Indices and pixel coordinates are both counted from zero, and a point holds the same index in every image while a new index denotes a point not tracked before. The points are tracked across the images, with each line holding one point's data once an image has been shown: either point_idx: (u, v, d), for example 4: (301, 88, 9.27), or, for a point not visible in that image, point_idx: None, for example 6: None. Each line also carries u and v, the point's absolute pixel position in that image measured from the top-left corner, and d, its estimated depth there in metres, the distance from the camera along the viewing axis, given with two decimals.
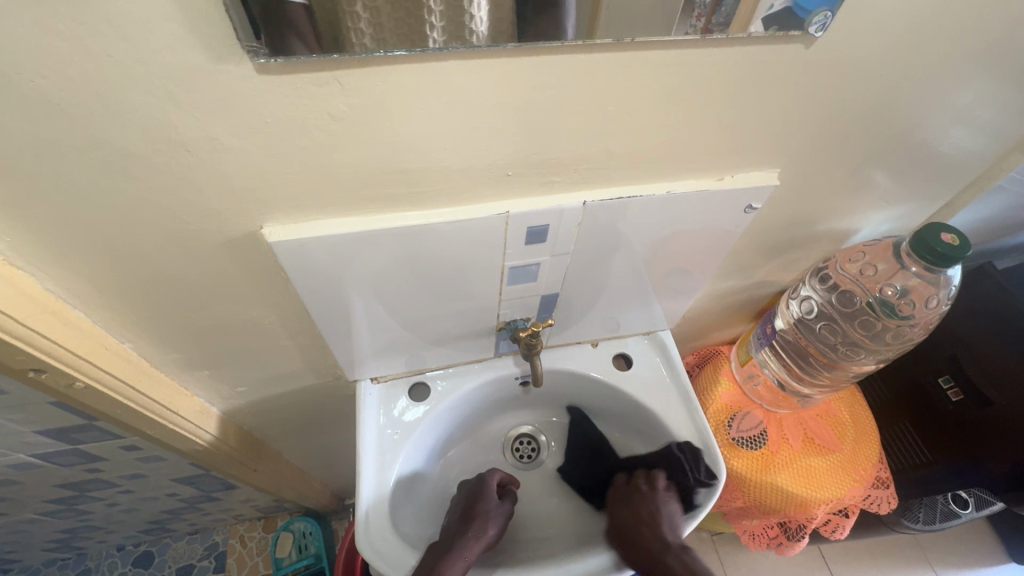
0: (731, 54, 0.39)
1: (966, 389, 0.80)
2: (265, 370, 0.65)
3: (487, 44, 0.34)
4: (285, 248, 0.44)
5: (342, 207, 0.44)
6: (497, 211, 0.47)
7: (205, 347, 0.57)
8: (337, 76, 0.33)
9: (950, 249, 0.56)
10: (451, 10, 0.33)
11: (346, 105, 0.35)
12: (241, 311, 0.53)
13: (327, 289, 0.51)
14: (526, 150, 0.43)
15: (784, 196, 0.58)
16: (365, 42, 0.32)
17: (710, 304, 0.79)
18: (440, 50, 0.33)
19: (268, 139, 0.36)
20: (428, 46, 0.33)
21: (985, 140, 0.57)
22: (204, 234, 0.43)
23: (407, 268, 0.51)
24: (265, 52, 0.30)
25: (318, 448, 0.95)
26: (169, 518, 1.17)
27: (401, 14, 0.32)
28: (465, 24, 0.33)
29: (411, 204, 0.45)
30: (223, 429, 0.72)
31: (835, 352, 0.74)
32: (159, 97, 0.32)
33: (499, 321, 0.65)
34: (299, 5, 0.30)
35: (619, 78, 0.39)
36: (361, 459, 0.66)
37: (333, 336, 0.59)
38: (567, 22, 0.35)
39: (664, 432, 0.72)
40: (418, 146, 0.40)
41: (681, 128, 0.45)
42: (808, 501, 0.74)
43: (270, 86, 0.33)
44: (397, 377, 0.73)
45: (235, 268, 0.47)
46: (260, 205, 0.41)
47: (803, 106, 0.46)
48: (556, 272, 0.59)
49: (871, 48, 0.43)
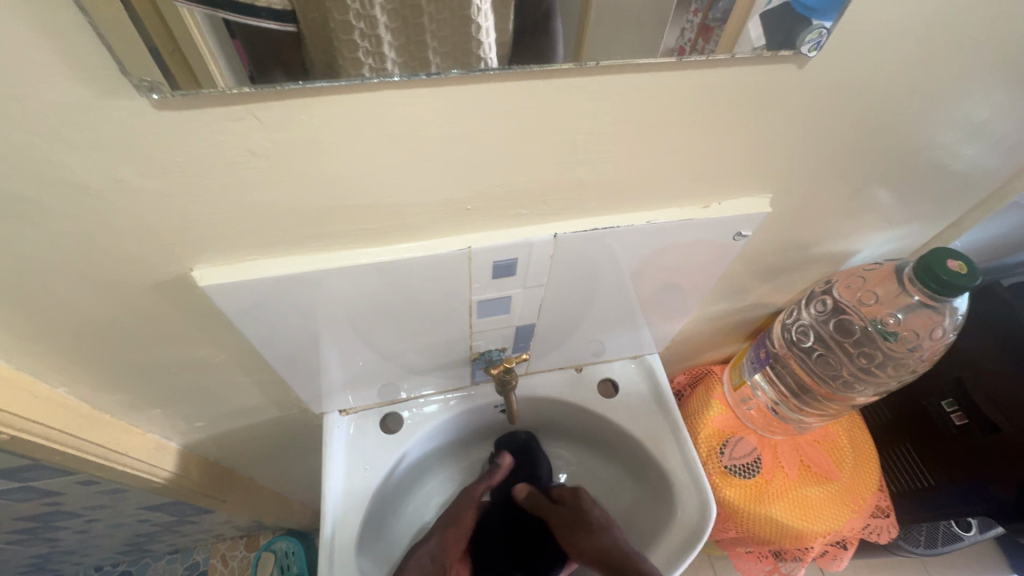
0: (716, 76, 0.35)
1: (970, 414, 0.76)
2: (223, 406, 0.60)
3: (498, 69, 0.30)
4: (219, 292, 0.39)
5: (281, 246, 0.39)
6: (459, 246, 0.43)
7: (152, 387, 0.53)
8: (253, 110, 0.29)
9: (958, 277, 0.52)
10: (456, 32, 0.29)
11: (270, 140, 0.31)
12: (185, 352, 0.48)
13: (276, 329, 0.46)
14: (488, 183, 0.39)
15: (777, 219, 0.54)
16: (361, 70, 0.29)
17: (702, 326, 0.74)
18: (438, 75, 0.30)
19: (183, 178, 0.32)
20: (428, 71, 0.30)
21: (993, 159, 0.53)
22: (127, 277, 0.38)
23: (365, 305, 0.47)
24: (240, 84, 0.27)
25: (293, 473, 0.91)
26: (147, 540, 1.13)
27: (403, 41, 0.29)
28: (472, 49, 0.30)
29: (360, 241, 0.41)
30: (183, 463, 0.68)
31: (834, 382, 0.70)
32: (44, 137, 0.27)
33: (473, 352, 0.61)
34: (287, 31, 0.27)
35: (590, 105, 0.35)
36: (327, 497, 0.61)
37: (292, 374, 0.54)
38: (555, 44, 0.30)
39: (654, 465, 0.68)
40: (362, 181, 0.35)
41: (661, 155, 0.41)
42: (804, 533, 0.70)
43: (175, 123, 0.29)
44: (369, 408, 0.69)
45: (171, 311, 0.43)
46: (187, 246, 0.37)
47: (796, 127, 0.42)
48: (530, 303, 0.55)
49: (872, 67, 0.38)
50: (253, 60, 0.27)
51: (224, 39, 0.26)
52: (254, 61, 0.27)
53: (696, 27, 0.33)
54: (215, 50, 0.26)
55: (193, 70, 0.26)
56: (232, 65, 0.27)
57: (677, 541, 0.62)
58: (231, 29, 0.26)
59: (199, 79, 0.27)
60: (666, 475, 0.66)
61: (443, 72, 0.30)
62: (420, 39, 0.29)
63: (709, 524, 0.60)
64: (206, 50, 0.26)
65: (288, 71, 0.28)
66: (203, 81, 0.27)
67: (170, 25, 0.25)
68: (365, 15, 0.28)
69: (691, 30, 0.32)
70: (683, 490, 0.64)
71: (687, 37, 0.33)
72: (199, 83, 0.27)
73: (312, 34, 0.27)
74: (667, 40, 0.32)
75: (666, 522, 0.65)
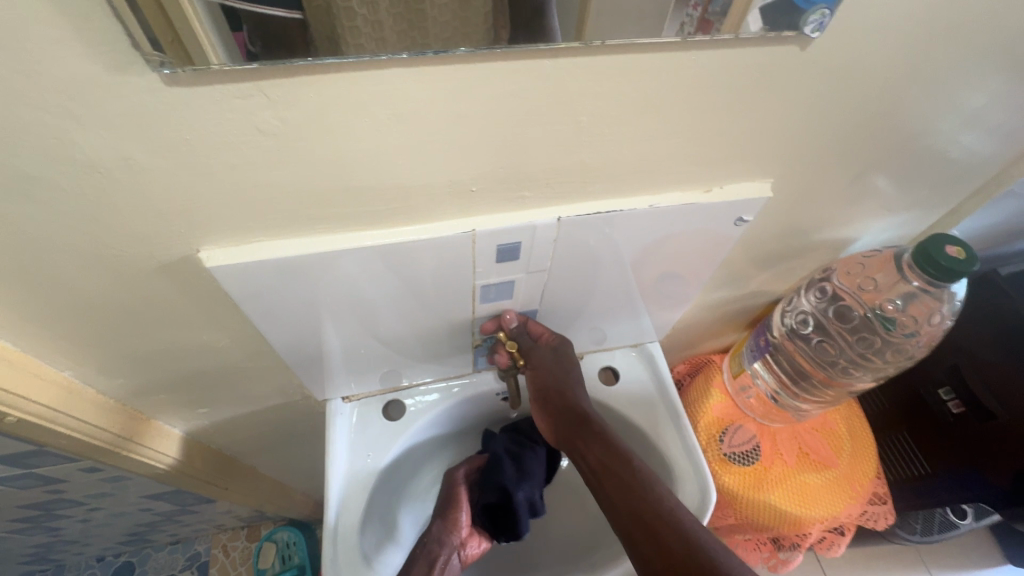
0: (717, 58, 0.35)
1: (967, 402, 0.77)
2: (227, 392, 0.61)
3: (497, 46, 0.31)
4: (224, 273, 0.40)
5: (286, 228, 0.40)
6: (462, 229, 0.43)
7: (156, 371, 0.53)
8: (262, 87, 0.29)
9: (956, 263, 0.52)
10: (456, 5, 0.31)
11: (278, 119, 0.31)
12: (190, 335, 0.49)
13: (281, 313, 0.47)
14: (492, 165, 0.39)
15: (779, 205, 0.54)
16: (363, 49, 0.29)
17: (702, 314, 0.75)
18: (443, 53, 0.30)
19: (191, 157, 0.32)
20: (430, 48, 0.30)
21: (991, 147, 0.53)
22: (134, 259, 0.38)
23: (370, 289, 0.47)
24: (233, 61, 0.27)
25: (294, 462, 0.91)
26: (148, 530, 1.13)
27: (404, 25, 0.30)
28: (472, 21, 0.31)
29: (365, 224, 0.41)
30: (186, 449, 0.68)
31: (833, 369, 0.70)
32: (55, 113, 0.28)
33: (475, 338, 0.62)
34: (293, 20, 0.28)
35: (594, 86, 0.35)
36: (330, 486, 0.62)
37: (295, 359, 0.55)
38: (553, 23, 0.31)
39: (655, 452, 0.69)
40: (368, 162, 0.36)
41: (664, 138, 0.41)
42: (802, 519, 0.71)
43: (184, 100, 0.29)
44: (371, 395, 0.69)
45: (176, 293, 0.43)
46: (194, 226, 0.37)
47: (797, 113, 0.42)
48: (533, 289, 0.55)
49: (874, 50, 0.39)
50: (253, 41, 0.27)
51: (224, 32, 0.27)
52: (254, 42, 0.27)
53: (695, 22, 0.33)
54: (210, 31, 0.27)
55: (186, 47, 0.26)
56: (227, 45, 0.27)
57: None
58: (232, 14, 0.27)
59: (192, 57, 0.27)
60: (667, 462, 0.67)
61: (444, 50, 0.30)
62: (422, 23, 0.30)
63: (709, 510, 0.61)
64: (201, 31, 0.26)
65: (290, 50, 0.28)
66: (196, 58, 0.27)
67: (168, 7, 0.25)
68: (368, 2, 0.29)
69: (691, 24, 0.33)
70: (684, 478, 0.65)
71: (687, 31, 0.33)
72: (192, 60, 0.27)
73: (316, 21, 0.28)
74: (668, 32, 0.33)
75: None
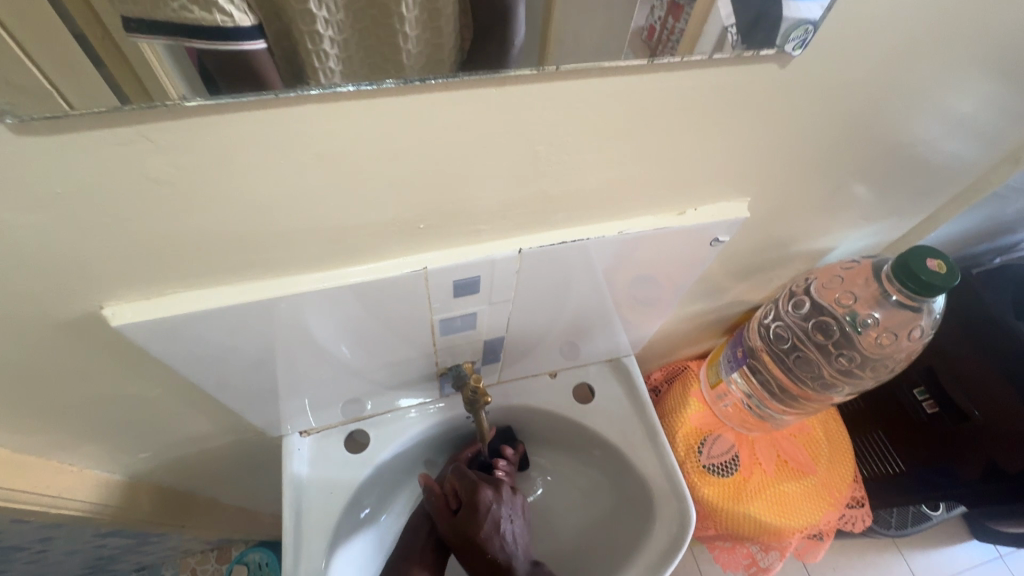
0: (689, 81, 0.32)
1: (942, 402, 0.77)
2: (169, 437, 0.55)
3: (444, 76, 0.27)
4: (135, 331, 0.35)
5: (206, 278, 0.35)
6: (412, 268, 0.39)
7: (80, 424, 0.48)
8: (145, 132, 0.24)
9: (936, 277, 0.50)
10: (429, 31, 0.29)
11: (173, 166, 0.26)
12: (112, 387, 0.43)
13: (211, 362, 0.42)
14: (443, 199, 0.35)
15: (756, 220, 0.51)
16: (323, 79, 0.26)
17: (678, 324, 0.72)
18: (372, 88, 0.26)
19: (72, 212, 0.27)
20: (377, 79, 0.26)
21: (971, 154, 0.51)
22: (26, 320, 0.33)
23: (317, 332, 0.43)
24: (196, 93, 0.23)
25: (257, 492, 0.86)
26: (108, 562, 1.07)
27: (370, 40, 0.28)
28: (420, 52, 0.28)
29: (299, 267, 0.36)
30: (130, 494, 0.63)
31: (813, 383, 0.68)
32: None
33: (439, 367, 0.57)
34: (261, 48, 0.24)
35: (552, 114, 0.31)
36: (289, 529, 0.57)
37: (242, 403, 0.50)
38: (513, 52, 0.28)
39: (632, 473, 0.66)
40: (294, 204, 0.31)
41: (633, 162, 0.37)
42: (781, 530, 0.70)
43: (46, 149, 0.24)
44: (331, 427, 0.65)
45: (86, 349, 0.38)
46: (93, 283, 0.32)
47: (775, 130, 0.39)
48: (498, 318, 0.51)
49: (854, 62, 0.36)
50: (220, 75, 0.24)
51: (178, 55, 0.23)
52: (216, 75, 0.24)
53: (665, 4, 0.30)
54: (169, 67, 0.23)
55: (143, 82, 0.23)
56: (189, 79, 0.23)
57: (656, 550, 0.61)
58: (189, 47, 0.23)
59: (149, 91, 0.23)
60: (644, 483, 0.65)
61: (369, 82, 0.26)
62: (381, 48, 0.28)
63: (690, 534, 0.59)
64: (158, 65, 0.23)
65: (227, 82, 0.24)
66: (154, 93, 0.23)
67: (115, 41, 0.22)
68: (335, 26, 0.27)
69: (660, 7, 0.30)
70: (653, 540, 0.61)
71: (657, 16, 0.30)
72: (149, 95, 0.23)
73: (282, 49, 0.25)
74: (638, 18, 0.30)
75: (630, 557, 0.62)
